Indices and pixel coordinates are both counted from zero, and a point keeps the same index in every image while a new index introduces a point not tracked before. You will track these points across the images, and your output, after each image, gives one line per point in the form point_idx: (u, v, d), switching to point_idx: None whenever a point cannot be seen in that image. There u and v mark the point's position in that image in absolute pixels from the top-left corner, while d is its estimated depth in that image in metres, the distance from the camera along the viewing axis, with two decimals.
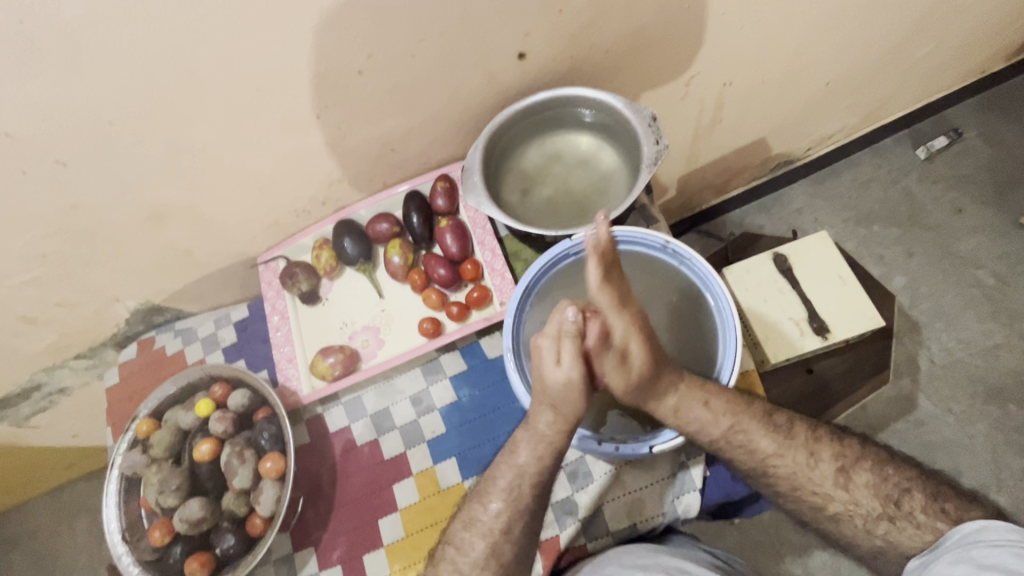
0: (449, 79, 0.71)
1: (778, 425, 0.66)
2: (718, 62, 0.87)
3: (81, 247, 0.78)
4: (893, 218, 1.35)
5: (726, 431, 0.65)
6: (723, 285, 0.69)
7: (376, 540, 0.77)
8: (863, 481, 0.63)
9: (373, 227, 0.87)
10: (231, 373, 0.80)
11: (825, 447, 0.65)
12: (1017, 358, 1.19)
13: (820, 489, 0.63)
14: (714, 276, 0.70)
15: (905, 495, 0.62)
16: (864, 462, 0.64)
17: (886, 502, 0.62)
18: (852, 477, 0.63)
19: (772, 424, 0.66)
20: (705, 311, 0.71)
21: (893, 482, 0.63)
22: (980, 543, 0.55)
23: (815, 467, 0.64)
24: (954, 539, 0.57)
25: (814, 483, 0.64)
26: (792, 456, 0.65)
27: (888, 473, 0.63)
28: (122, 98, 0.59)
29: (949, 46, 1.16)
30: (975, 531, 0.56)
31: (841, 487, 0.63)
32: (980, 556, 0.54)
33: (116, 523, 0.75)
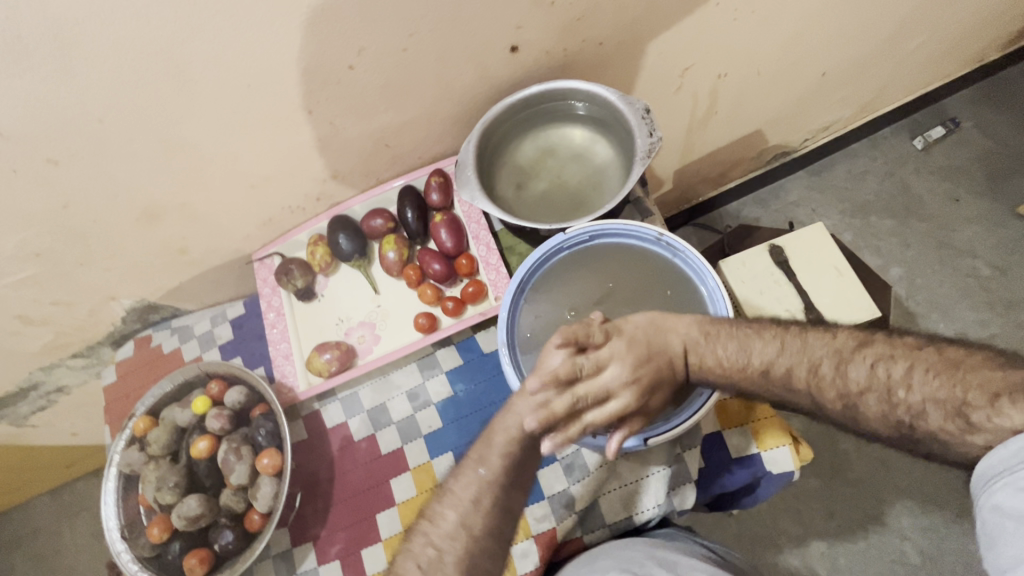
0: (441, 73, 0.71)
1: (775, 374, 0.62)
2: (712, 53, 0.87)
3: (75, 246, 0.78)
4: (890, 208, 1.35)
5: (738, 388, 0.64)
6: (717, 278, 0.70)
7: (374, 534, 0.77)
8: (871, 409, 0.57)
9: (368, 223, 0.87)
10: (228, 370, 0.81)
11: (828, 385, 0.59)
12: (1013, 347, 1.20)
13: (831, 417, 0.60)
14: (708, 268, 0.70)
15: (921, 415, 0.55)
16: (871, 390, 0.57)
17: (899, 426, 0.56)
18: (859, 409, 0.58)
19: (768, 374, 0.62)
20: (699, 303, 0.71)
21: (903, 403, 0.56)
22: None
23: (818, 405, 0.60)
24: (1017, 454, 0.47)
25: (821, 410, 0.61)
26: (793, 396, 0.61)
27: (899, 395, 0.56)
28: (111, 95, 0.59)
29: (945, 35, 1.16)
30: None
31: (850, 419, 0.59)
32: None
33: (115, 520, 0.75)
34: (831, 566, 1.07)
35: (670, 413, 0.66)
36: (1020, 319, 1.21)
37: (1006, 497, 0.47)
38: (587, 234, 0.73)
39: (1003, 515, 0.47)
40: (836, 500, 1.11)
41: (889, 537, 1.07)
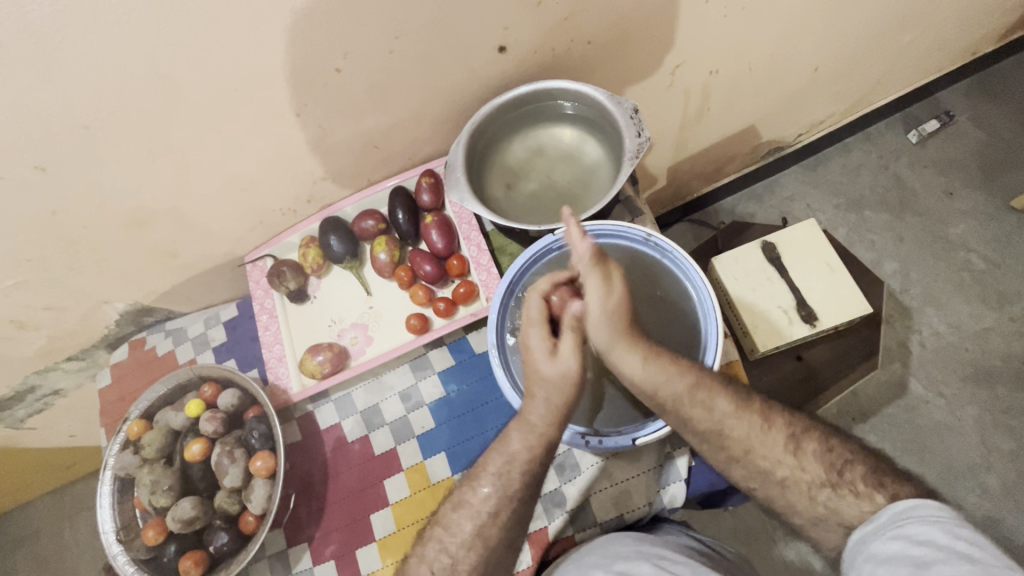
0: (428, 75, 0.71)
1: (738, 391, 0.65)
2: (702, 51, 0.87)
3: (66, 252, 0.78)
4: (884, 202, 1.35)
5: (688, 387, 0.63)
6: (704, 277, 0.70)
7: (368, 534, 0.78)
8: (811, 449, 0.61)
9: (359, 224, 0.87)
10: (221, 373, 0.81)
11: (778, 415, 0.63)
12: (1006, 340, 1.20)
13: (770, 454, 0.61)
14: (695, 268, 0.71)
15: (848, 466, 0.59)
16: (812, 432, 0.62)
17: (830, 470, 0.59)
18: (802, 445, 0.61)
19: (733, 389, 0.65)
20: (687, 303, 0.71)
21: (838, 452, 0.60)
22: (915, 519, 0.52)
23: (767, 433, 0.62)
24: (887, 517, 0.54)
25: (765, 447, 0.61)
26: (746, 421, 0.63)
27: (834, 445, 0.61)
28: (96, 101, 0.59)
29: (937, 29, 1.16)
30: (908, 508, 0.53)
31: (791, 453, 0.61)
32: (912, 532, 0.51)
33: (111, 523, 0.76)
34: (825, 559, 1.08)
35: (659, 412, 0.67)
36: (1013, 312, 1.22)
37: (879, 550, 0.52)
38: None
39: (877, 568, 0.52)
40: None
41: None
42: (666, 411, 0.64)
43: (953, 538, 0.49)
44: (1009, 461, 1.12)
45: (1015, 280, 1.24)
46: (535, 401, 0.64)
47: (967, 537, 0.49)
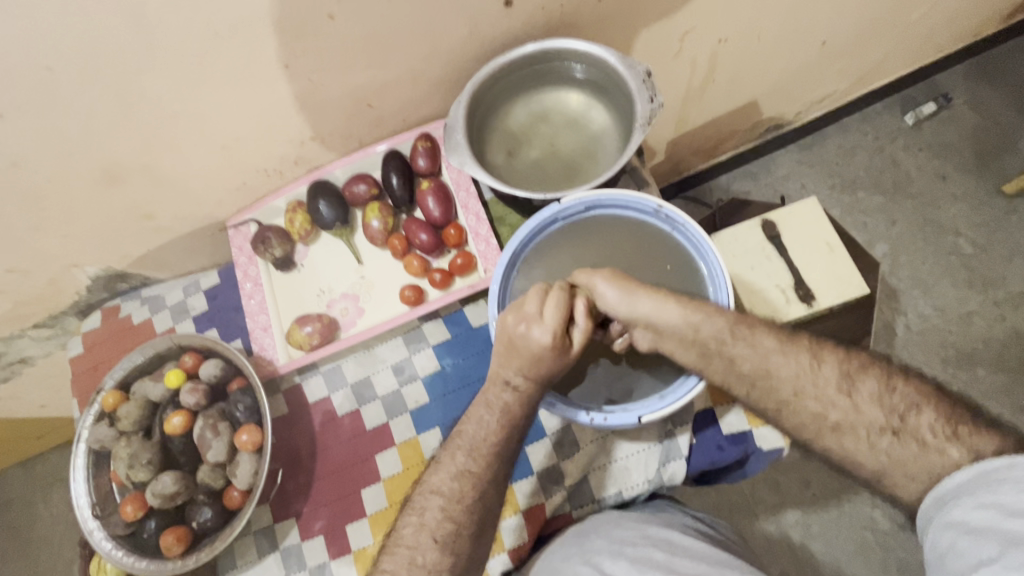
0: (428, 27, 0.65)
1: (784, 330, 0.63)
2: (714, 16, 0.82)
3: (30, 209, 0.72)
4: (879, 183, 1.34)
5: (728, 323, 0.62)
6: (716, 251, 0.68)
7: (359, 510, 0.76)
8: (869, 390, 0.58)
9: (350, 189, 0.82)
10: (202, 343, 0.76)
11: (830, 353, 0.61)
12: (989, 324, 1.22)
13: (821, 393, 0.58)
14: (707, 242, 0.68)
15: (915, 410, 0.56)
16: (871, 371, 0.59)
17: (891, 414, 0.56)
18: (857, 384, 0.58)
19: (776, 330, 0.63)
20: (697, 278, 0.69)
21: (901, 393, 0.57)
22: (1006, 482, 0.47)
23: (816, 369, 0.60)
24: (975, 478, 0.49)
25: (817, 389, 0.59)
26: (794, 359, 0.60)
27: (897, 385, 0.58)
28: (59, 40, 0.52)
29: (945, 7, 1.13)
30: (999, 469, 0.48)
31: (844, 393, 0.58)
32: (1006, 499, 0.46)
33: (86, 498, 0.72)
34: (805, 533, 1.10)
35: (664, 390, 0.65)
36: (997, 297, 1.23)
37: (960, 518, 0.49)
38: (583, 205, 0.71)
39: (961, 536, 0.48)
40: (812, 471, 1.13)
41: (862, 505, 1.10)
42: (709, 355, 0.62)
43: None
44: None
45: (1001, 265, 1.25)
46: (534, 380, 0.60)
47: None
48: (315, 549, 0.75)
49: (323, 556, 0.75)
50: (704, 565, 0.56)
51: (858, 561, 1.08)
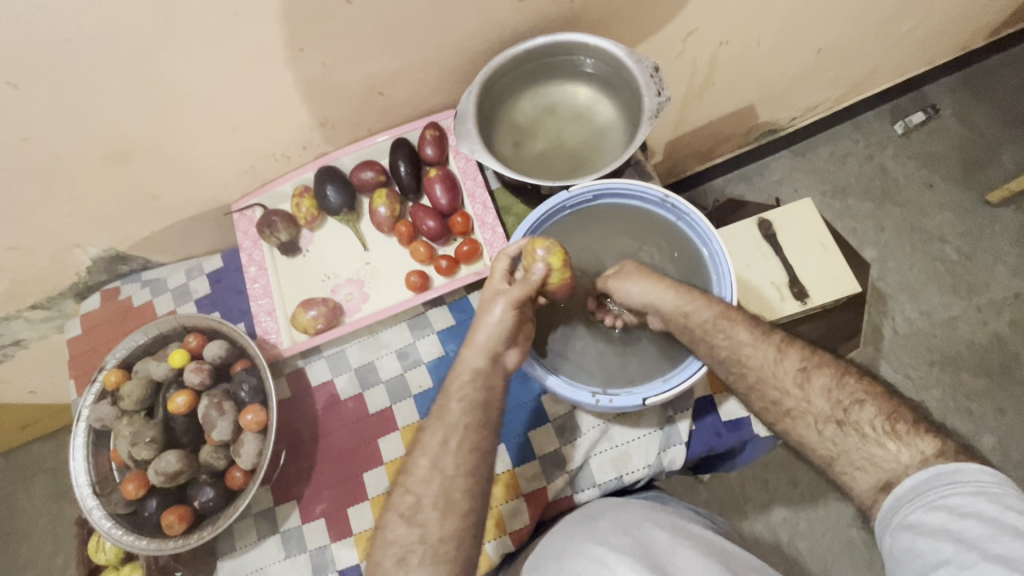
0: (442, 16, 0.66)
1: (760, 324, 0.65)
2: (717, 19, 0.84)
3: (35, 185, 0.71)
4: (869, 190, 1.38)
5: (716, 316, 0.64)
6: (720, 241, 0.70)
7: (360, 493, 0.76)
8: (820, 382, 0.60)
9: (358, 175, 0.83)
10: (206, 324, 0.76)
11: (796, 348, 0.63)
12: (972, 329, 1.25)
13: (780, 383, 0.61)
14: (712, 232, 0.70)
15: (859, 405, 0.57)
16: (825, 367, 0.60)
17: (837, 406, 0.58)
18: (812, 378, 0.60)
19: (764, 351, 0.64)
20: (700, 267, 0.71)
21: (850, 388, 0.58)
22: (956, 486, 0.49)
23: (779, 363, 0.62)
24: (924, 481, 0.51)
25: (776, 377, 0.61)
26: (761, 351, 0.62)
27: (846, 381, 0.59)
28: (78, 12, 0.52)
29: (937, 20, 1.16)
30: (948, 472, 0.50)
31: (799, 385, 0.60)
32: (955, 502, 0.48)
33: (85, 476, 0.72)
34: (792, 531, 1.12)
35: (667, 375, 0.67)
36: (980, 303, 1.27)
37: (919, 521, 0.49)
38: (590, 193, 0.72)
39: (917, 538, 0.49)
40: (800, 469, 1.15)
41: (849, 503, 1.12)
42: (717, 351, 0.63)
43: (1003, 508, 0.47)
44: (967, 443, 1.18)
45: (984, 272, 1.29)
46: (482, 355, 0.61)
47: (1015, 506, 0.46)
48: (316, 531, 0.75)
49: (324, 538, 0.75)
50: (707, 551, 0.58)
51: (844, 558, 1.10)
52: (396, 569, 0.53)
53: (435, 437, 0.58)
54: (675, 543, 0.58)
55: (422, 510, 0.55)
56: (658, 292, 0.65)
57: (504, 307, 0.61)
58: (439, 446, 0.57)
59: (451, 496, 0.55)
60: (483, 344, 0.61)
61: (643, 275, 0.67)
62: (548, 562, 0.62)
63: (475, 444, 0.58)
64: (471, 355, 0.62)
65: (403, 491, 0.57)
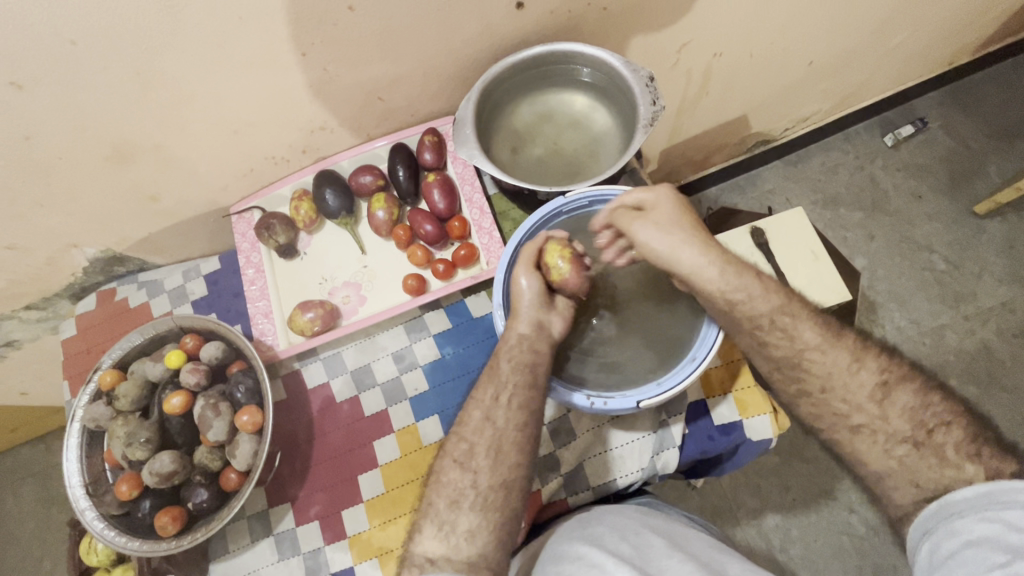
0: (443, 24, 0.68)
1: (830, 324, 0.64)
2: (711, 31, 0.86)
3: (36, 184, 0.72)
4: (859, 200, 1.40)
5: (770, 310, 0.63)
6: None
7: (355, 496, 0.76)
8: (902, 400, 0.59)
9: (356, 179, 0.84)
10: (203, 325, 0.77)
11: (871, 357, 0.62)
12: (960, 338, 1.27)
13: (850, 396, 0.60)
14: None
15: (942, 428, 0.57)
16: (908, 382, 0.60)
17: (917, 427, 0.57)
18: (892, 395, 0.59)
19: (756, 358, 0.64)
20: None
21: (934, 410, 0.58)
22: (1014, 501, 0.48)
23: (854, 373, 0.61)
24: (981, 494, 0.51)
25: (847, 388, 0.61)
26: (831, 355, 0.62)
27: (930, 402, 0.59)
28: (85, 14, 0.53)
29: (923, 36, 1.19)
30: (1009, 487, 0.49)
31: (876, 400, 0.59)
32: (1012, 516, 0.48)
33: (78, 477, 0.71)
34: (784, 537, 1.13)
35: (661, 378, 0.68)
36: (968, 312, 1.29)
37: (964, 528, 0.50)
38: (586, 199, 0.74)
39: (965, 545, 0.49)
40: (792, 475, 1.16)
41: (839, 510, 1.13)
42: None
43: None
44: None
45: (972, 282, 1.31)
46: (528, 322, 0.67)
47: None
48: (310, 534, 0.75)
49: (317, 541, 0.75)
50: (703, 559, 0.58)
51: (835, 565, 1.10)
52: (450, 511, 0.57)
53: (487, 393, 0.63)
54: (672, 550, 0.59)
55: (475, 457, 0.60)
56: (691, 255, 0.65)
57: (528, 277, 0.68)
58: (491, 401, 0.63)
59: (503, 447, 0.60)
60: (530, 313, 0.67)
61: (667, 225, 0.66)
62: (547, 565, 0.61)
63: (525, 402, 0.62)
64: (519, 323, 0.67)
65: (460, 439, 0.62)
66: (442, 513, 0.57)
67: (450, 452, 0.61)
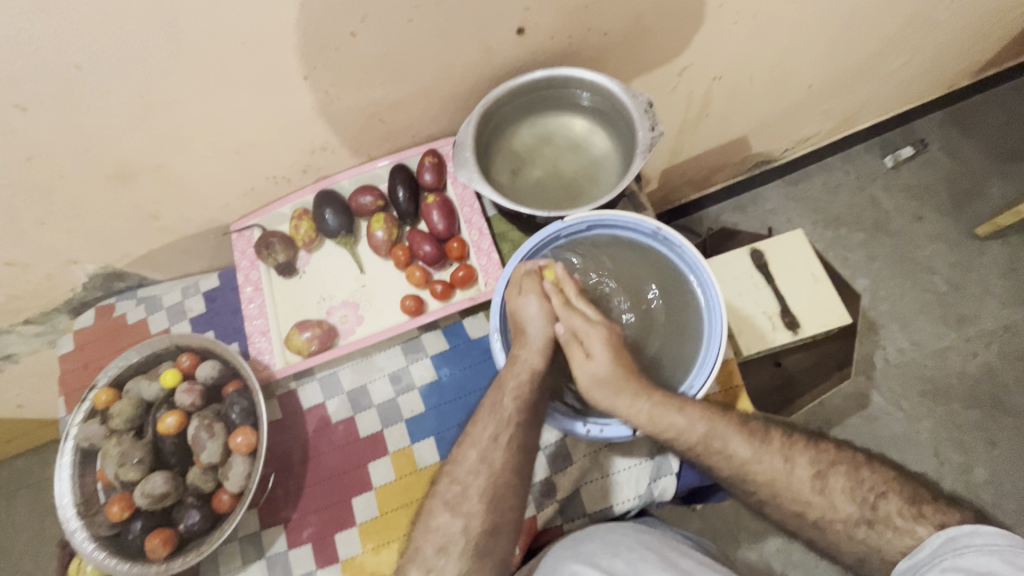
0: (443, 50, 0.68)
1: (754, 430, 0.64)
2: (711, 55, 0.87)
3: (38, 204, 0.72)
4: (859, 221, 1.40)
5: (701, 439, 0.63)
6: (718, 290, 0.70)
7: (348, 519, 0.75)
8: (838, 484, 0.61)
9: (356, 199, 0.84)
10: (201, 344, 0.77)
11: (801, 452, 0.63)
12: (963, 360, 1.26)
13: (798, 496, 0.61)
14: (713, 282, 0.70)
15: (882, 499, 0.60)
16: None
17: (863, 505, 0.60)
18: (830, 482, 0.61)
19: None
20: (695, 310, 0.72)
21: (867, 483, 0.61)
22: (971, 548, 0.53)
23: (790, 473, 0.62)
24: (942, 543, 0.55)
25: (790, 489, 0.62)
26: None
27: (863, 473, 0.62)
28: (95, 42, 0.54)
29: (923, 60, 1.20)
30: (963, 535, 0.54)
31: (818, 493, 0.61)
32: (971, 564, 0.53)
33: (70, 497, 0.71)
34: (786, 561, 1.11)
35: None
36: (971, 334, 1.28)
37: None
38: (584, 224, 0.74)
39: None
40: None
41: None
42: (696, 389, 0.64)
43: (1014, 568, 0.51)
44: (958, 474, 1.18)
45: (975, 303, 1.30)
46: (536, 350, 0.67)
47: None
48: (301, 557, 0.74)
49: (309, 564, 0.74)
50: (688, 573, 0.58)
51: None
52: (437, 558, 0.58)
53: (486, 432, 0.63)
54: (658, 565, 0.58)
55: (466, 501, 0.60)
56: (626, 398, 0.63)
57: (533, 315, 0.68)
58: (489, 441, 0.63)
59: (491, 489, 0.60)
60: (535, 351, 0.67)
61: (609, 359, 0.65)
62: None
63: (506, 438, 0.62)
64: (526, 353, 0.67)
65: (451, 481, 0.62)
66: (429, 559, 0.58)
67: (445, 489, 0.62)
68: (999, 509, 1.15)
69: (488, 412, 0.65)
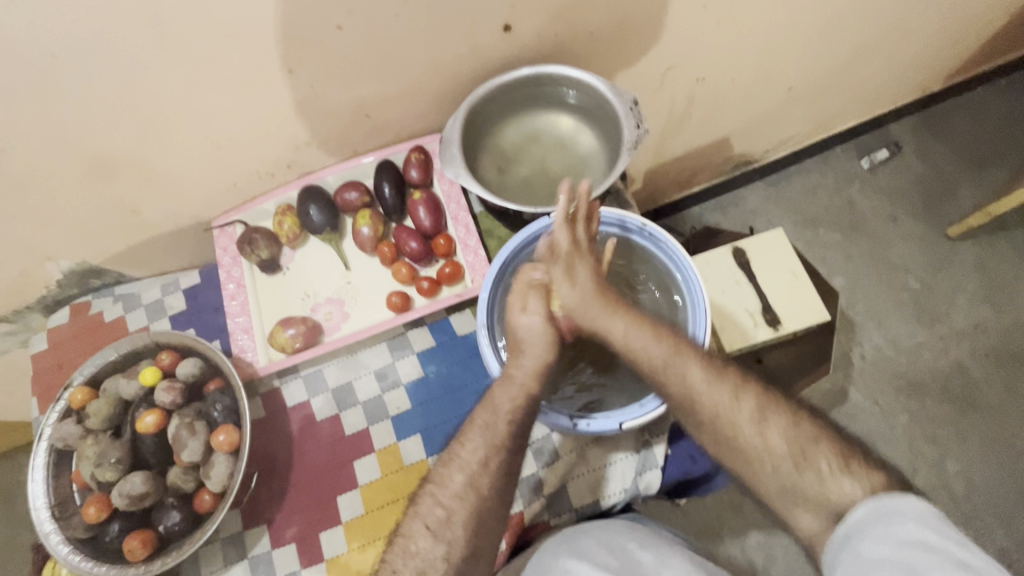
0: (430, 46, 0.68)
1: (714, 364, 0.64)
2: (695, 56, 0.88)
3: (11, 197, 0.70)
4: (837, 221, 1.43)
5: (668, 355, 0.63)
6: (704, 290, 0.71)
7: (333, 518, 0.75)
8: (791, 438, 0.60)
9: (342, 196, 0.83)
10: (181, 341, 0.75)
11: (762, 403, 0.61)
12: (935, 357, 1.30)
13: (749, 444, 0.60)
14: (697, 281, 0.71)
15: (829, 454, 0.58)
16: None
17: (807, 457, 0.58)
18: (786, 430, 0.60)
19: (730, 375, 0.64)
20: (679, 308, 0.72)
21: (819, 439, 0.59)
22: (905, 516, 0.50)
23: (736, 404, 0.60)
24: (874, 509, 0.52)
25: (744, 435, 0.60)
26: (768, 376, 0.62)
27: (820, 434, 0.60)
28: (73, 31, 0.53)
29: (898, 65, 1.23)
30: (897, 502, 0.51)
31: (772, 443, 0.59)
32: (902, 533, 0.49)
33: (43, 499, 0.69)
34: (766, 555, 1.13)
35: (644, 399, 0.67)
36: (943, 332, 1.32)
37: (867, 550, 0.50)
38: None
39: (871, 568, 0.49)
40: None
41: None
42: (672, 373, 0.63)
43: (945, 539, 0.49)
44: (931, 468, 1.22)
45: (946, 302, 1.34)
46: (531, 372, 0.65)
47: (957, 539, 0.49)
48: (286, 557, 0.73)
49: (293, 564, 0.73)
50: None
51: None
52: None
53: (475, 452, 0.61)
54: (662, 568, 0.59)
55: (451, 526, 0.58)
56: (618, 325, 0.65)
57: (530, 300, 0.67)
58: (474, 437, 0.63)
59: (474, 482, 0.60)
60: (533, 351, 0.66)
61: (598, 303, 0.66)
62: None
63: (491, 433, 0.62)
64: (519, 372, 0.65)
65: (435, 504, 0.60)
66: None
67: (429, 509, 0.59)
68: (968, 501, 1.19)
69: (477, 432, 0.62)
